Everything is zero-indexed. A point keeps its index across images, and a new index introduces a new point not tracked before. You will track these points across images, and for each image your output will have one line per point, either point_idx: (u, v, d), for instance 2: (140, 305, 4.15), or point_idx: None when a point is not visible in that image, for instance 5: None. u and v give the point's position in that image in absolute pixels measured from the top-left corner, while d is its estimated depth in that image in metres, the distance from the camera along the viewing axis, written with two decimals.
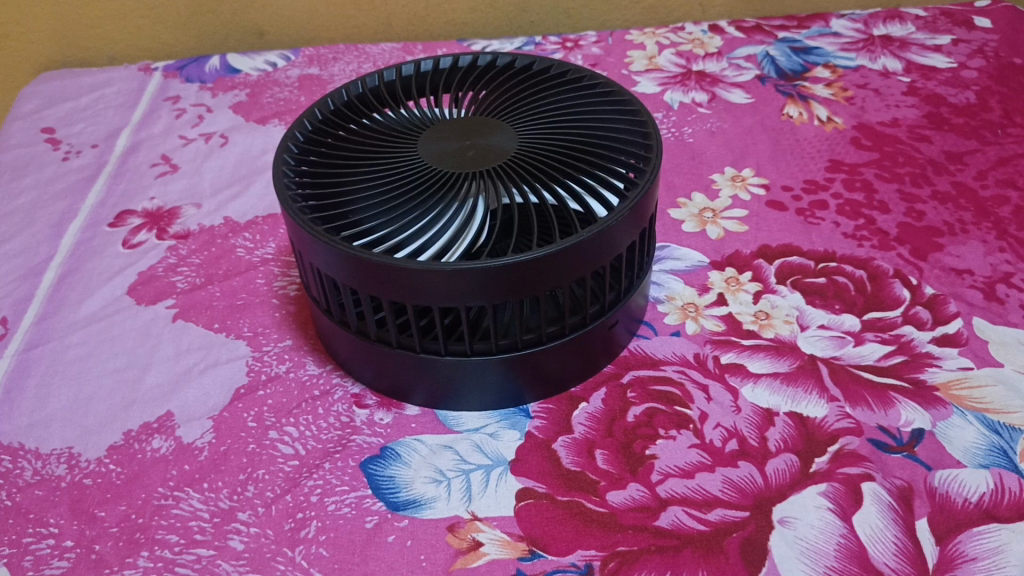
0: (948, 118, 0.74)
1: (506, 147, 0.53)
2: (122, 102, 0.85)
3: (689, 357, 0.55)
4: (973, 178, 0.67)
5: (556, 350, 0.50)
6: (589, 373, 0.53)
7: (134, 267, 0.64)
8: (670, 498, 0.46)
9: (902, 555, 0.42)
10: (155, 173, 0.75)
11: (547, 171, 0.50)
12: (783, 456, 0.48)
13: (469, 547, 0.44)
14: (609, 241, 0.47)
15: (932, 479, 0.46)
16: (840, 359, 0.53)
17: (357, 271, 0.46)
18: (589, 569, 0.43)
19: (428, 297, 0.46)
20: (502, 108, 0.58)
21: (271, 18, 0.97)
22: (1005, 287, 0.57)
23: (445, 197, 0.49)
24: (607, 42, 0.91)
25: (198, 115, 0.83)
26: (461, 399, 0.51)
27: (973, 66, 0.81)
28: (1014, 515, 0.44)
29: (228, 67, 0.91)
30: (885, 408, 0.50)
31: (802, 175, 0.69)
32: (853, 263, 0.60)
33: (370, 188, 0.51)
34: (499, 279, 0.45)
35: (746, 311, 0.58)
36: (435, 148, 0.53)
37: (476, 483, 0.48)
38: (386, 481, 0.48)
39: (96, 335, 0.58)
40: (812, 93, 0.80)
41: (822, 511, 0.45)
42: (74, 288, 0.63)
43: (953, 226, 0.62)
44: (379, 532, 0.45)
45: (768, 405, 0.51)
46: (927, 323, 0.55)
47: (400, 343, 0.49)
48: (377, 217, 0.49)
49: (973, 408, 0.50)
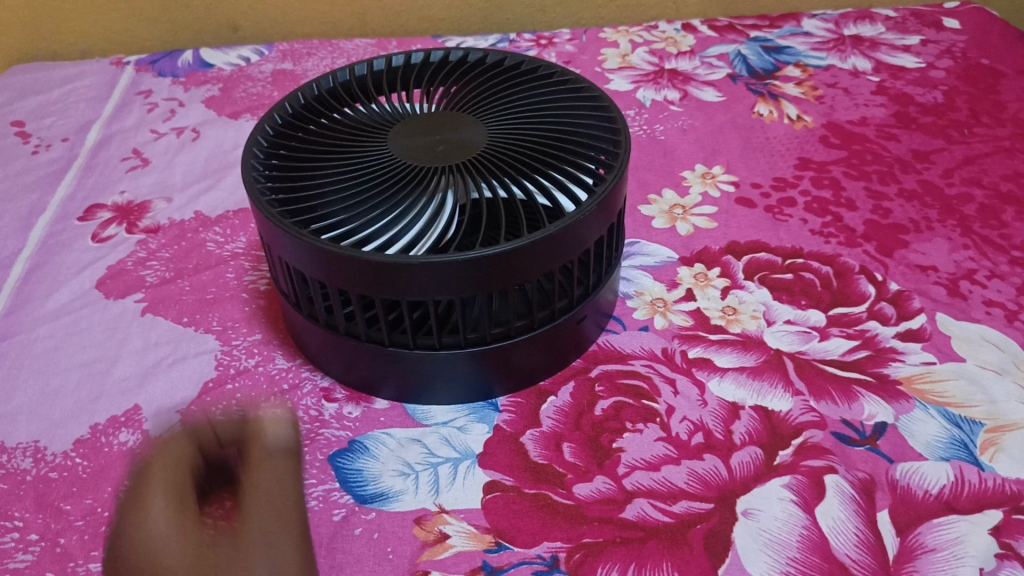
0: (916, 118, 0.75)
1: (476, 142, 0.53)
2: (93, 96, 0.85)
3: (657, 352, 0.55)
4: (940, 177, 0.67)
5: (526, 343, 0.50)
6: (557, 368, 0.54)
7: (103, 262, 0.64)
8: (636, 490, 0.46)
9: (863, 547, 0.43)
10: (125, 167, 0.75)
11: (517, 165, 0.51)
12: (747, 449, 0.48)
13: (436, 539, 0.45)
14: (577, 236, 0.48)
15: (894, 472, 0.47)
16: (805, 354, 0.54)
17: (323, 266, 0.46)
18: (554, 561, 0.43)
19: (396, 293, 0.46)
20: (473, 102, 0.58)
21: (245, 13, 0.96)
22: (969, 283, 0.58)
23: (415, 188, 0.49)
24: (581, 40, 0.91)
25: (170, 110, 0.83)
26: (429, 392, 0.52)
27: (941, 66, 0.82)
28: (973, 507, 0.45)
29: (201, 61, 0.90)
30: (849, 402, 0.51)
31: (771, 173, 0.70)
32: (820, 259, 0.61)
33: (338, 182, 0.51)
34: (467, 273, 0.45)
35: (714, 307, 0.58)
36: (405, 142, 0.54)
37: (443, 476, 0.48)
38: (354, 475, 0.48)
39: (64, 329, 0.58)
40: (782, 92, 0.80)
41: (784, 503, 0.45)
42: (41, 282, 0.62)
43: (919, 224, 0.63)
44: (346, 525, 0.45)
45: (734, 399, 0.51)
46: (892, 318, 0.56)
47: (369, 337, 0.50)
48: (345, 211, 0.49)
49: (935, 402, 0.51)
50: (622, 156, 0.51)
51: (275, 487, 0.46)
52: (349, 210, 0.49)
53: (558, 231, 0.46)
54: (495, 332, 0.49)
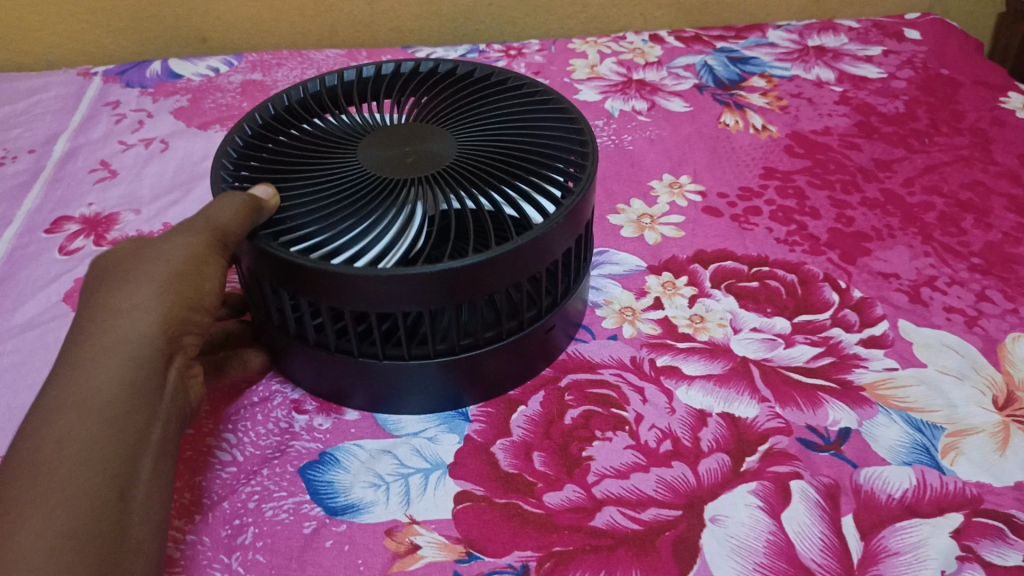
0: (878, 127, 0.76)
1: (445, 154, 0.53)
2: (60, 107, 0.84)
3: (625, 360, 0.56)
4: (901, 185, 0.69)
5: (494, 353, 0.50)
6: (525, 376, 0.54)
7: (70, 275, 0.63)
8: (605, 498, 0.47)
9: (828, 551, 0.44)
10: (93, 178, 0.74)
11: (485, 177, 0.51)
12: (715, 455, 0.49)
13: (407, 550, 0.45)
14: (545, 248, 0.48)
15: (857, 477, 0.48)
16: (771, 361, 0.55)
17: (292, 278, 0.46)
18: (525, 570, 0.43)
19: (366, 304, 0.46)
20: (441, 113, 0.58)
21: (214, 24, 0.96)
22: (930, 290, 0.59)
23: (383, 199, 0.50)
24: (550, 51, 0.92)
25: (138, 120, 0.82)
26: (399, 401, 0.52)
27: (903, 77, 0.83)
28: (934, 510, 0.46)
29: (169, 71, 0.90)
30: (814, 408, 0.52)
31: (737, 182, 0.71)
32: (785, 268, 0.62)
33: (306, 194, 0.51)
34: (436, 286, 0.45)
35: (682, 315, 0.59)
36: (374, 154, 0.54)
37: (414, 487, 0.48)
38: (325, 486, 0.48)
39: (31, 343, 0.57)
40: (748, 102, 0.81)
41: (750, 509, 0.46)
42: (8, 295, 0.62)
43: (881, 232, 0.64)
44: (317, 537, 0.45)
45: (701, 406, 0.52)
46: (855, 325, 0.57)
47: (338, 348, 0.50)
48: (315, 222, 0.49)
49: (898, 408, 0.52)
50: (589, 168, 0.52)
51: (174, 261, 0.45)
52: (319, 221, 0.49)
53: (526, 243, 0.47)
54: (464, 342, 0.50)
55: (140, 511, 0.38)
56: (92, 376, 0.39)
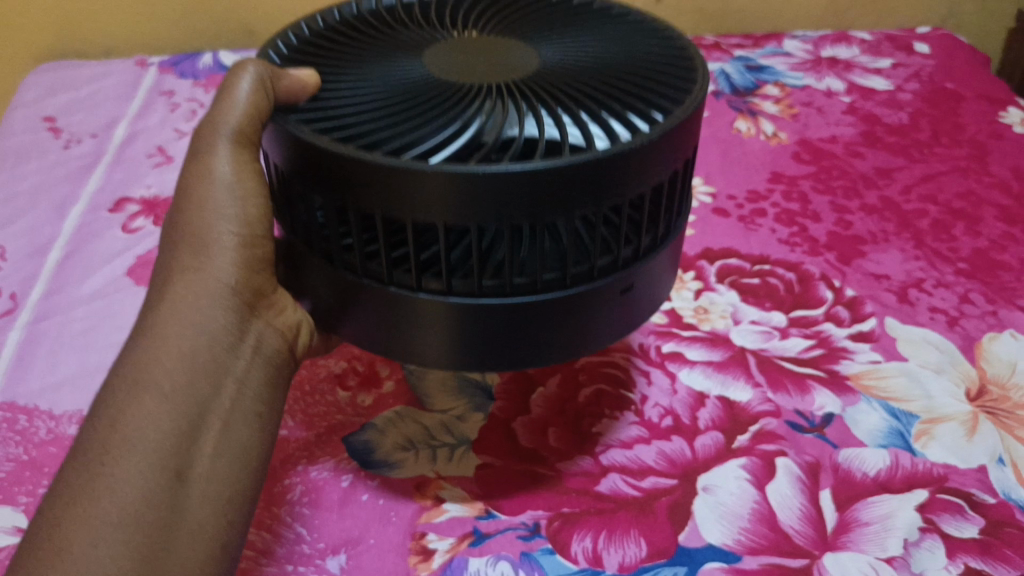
0: (881, 137, 0.81)
1: (523, 66, 0.44)
2: (120, 94, 0.91)
3: (634, 347, 0.62)
4: (898, 193, 0.74)
5: (581, 297, 0.42)
6: (606, 343, 0.46)
7: (133, 251, 0.70)
8: (610, 466, 0.53)
9: (806, 520, 0.49)
10: (151, 163, 0.81)
11: (581, 92, 0.42)
12: (710, 433, 0.55)
13: (433, 504, 0.51)
14: (636, 172, 0.39)
15: (837, 457, 0.53)
16: (766, 351, 0.60)
17: (380, 170, 0.37)
18: (536, 527, 0.49)
19: (469, 213, 0.37)
20: (519, 35, 0.48)
21: (260, 19, 1.04)
22: (917, 291, 0.64)
23: (462, 101, 0.41)
24: None
25: (191, 110, 0.88)
26: (471, 341, 0.42)
27: (909, 89, 0.88)
28: (905, 487, 0.51)
29: (220, 64, 0.97)
30: (802, 394, 0.57)
31: (745, 185, 0.76)
32: (785, 266, 0.67)
33: (356, 100, 0.43)
34: (493, 196, 0.37)
35: (687, 306, 0.65)
36: (444, 58, 0.45)
37: (441, 454, 0.54)
38: (360, 444, 0.55)
39: (100, 312, 0.64)
40: (761, 109, 0.86)
41: (739, 481, 0.51)
42: (77, 268, 0.68)
43: (876, 236, 0.69)
44: (354, 491, 0.51)
45: (701, 389, 0.58)
46: (845, 321, 0.62)
47: (367, 272, 0.42)
48: (364, 123, 0.41)
49: (878, 396, 0.57)
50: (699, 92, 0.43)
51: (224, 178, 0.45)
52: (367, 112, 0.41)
53: (674, 152, 0.41)
54: (548, 277, 0.41)
55: (211, 465, 0.40)
56: (182, 326, 0.41)
